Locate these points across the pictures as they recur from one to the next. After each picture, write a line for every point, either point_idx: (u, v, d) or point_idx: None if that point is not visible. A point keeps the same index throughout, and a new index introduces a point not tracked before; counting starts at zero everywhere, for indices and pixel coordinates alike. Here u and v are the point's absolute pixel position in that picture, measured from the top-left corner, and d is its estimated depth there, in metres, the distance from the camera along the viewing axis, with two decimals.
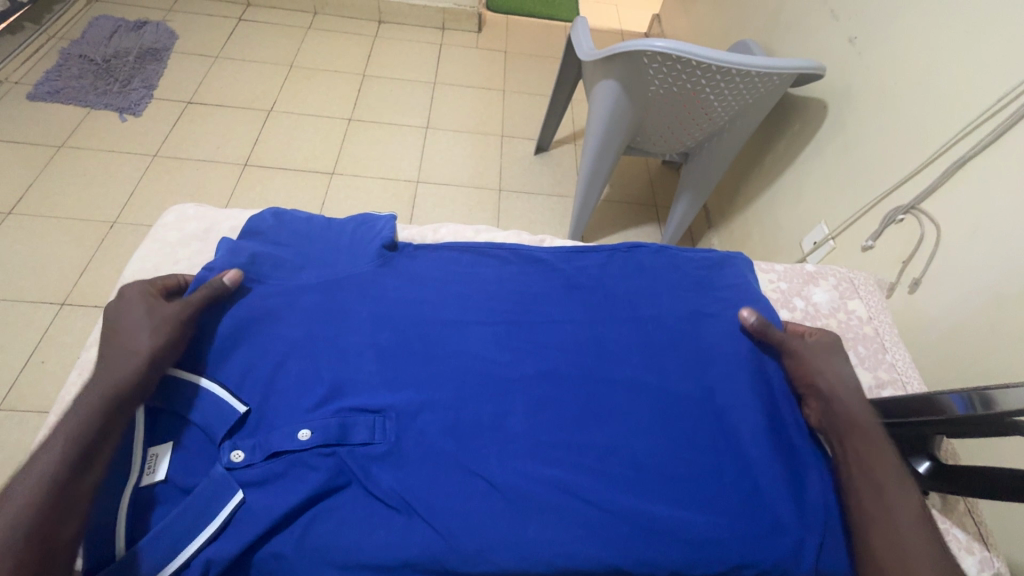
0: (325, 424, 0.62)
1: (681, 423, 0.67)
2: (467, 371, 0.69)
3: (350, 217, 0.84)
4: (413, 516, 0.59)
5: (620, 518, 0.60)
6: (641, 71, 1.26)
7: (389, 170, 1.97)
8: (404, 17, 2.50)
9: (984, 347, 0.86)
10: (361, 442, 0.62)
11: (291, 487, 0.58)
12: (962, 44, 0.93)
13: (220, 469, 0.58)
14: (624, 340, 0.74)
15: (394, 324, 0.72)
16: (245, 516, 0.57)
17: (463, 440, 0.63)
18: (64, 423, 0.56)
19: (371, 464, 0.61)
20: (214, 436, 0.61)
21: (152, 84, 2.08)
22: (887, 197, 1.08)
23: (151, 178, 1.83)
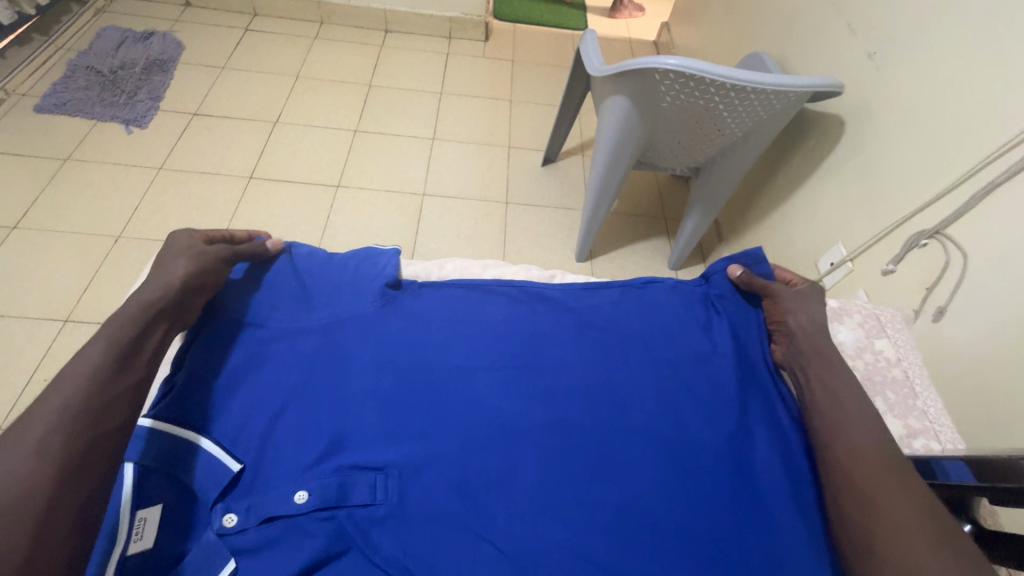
0: (324, 483, 0.60)
1: (695, 479, 0.65)
2: (474, 423, 0.66)
3: (351, 251, 0.81)
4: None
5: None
6: (652, 88, 1.22)
7: (395, 182, 1.95)
8: (411, 26, 2.48)
9: (1017, 384, 0.81)
10: (362, 503, 0.59)
11: (286, 555, 0.56)
12: (990, 64, 0.89)
13: (211, 534, 0.57)
14: (635, 388, 0.72)
15: (399, 370, 0.70)
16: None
17: (470, 499, 0.61)
18: (110, 325, 0.61)
19: (372, 527, 0.58)
20: (207, 497, 0.59)
21: (159, 95, 2.08)
22: (910, 220, 1.04)
23: (156, 191, 1.82)
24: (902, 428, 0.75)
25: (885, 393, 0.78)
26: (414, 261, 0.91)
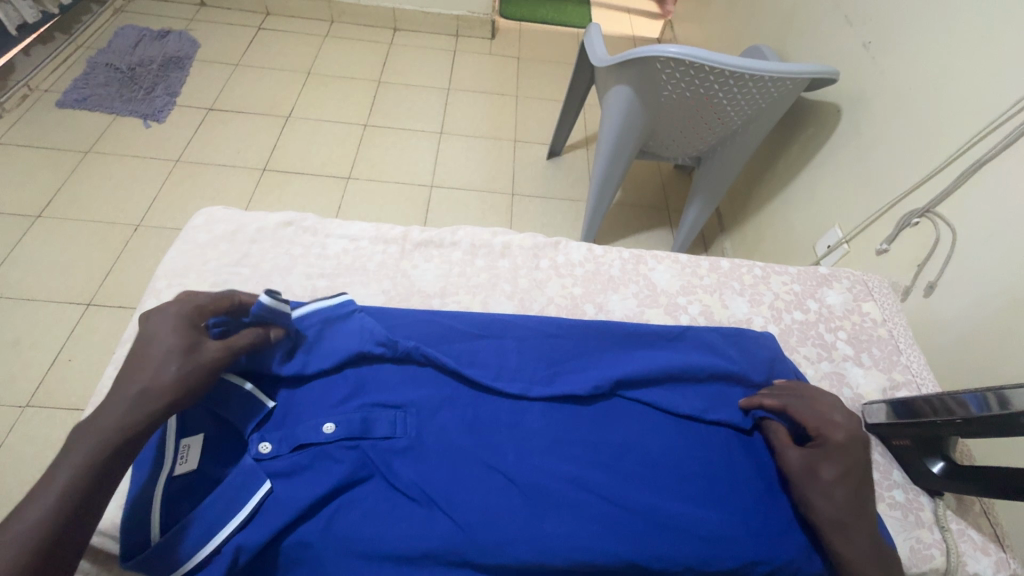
0: (351, 418, 0.64)
1: (697, 427, 0.69)
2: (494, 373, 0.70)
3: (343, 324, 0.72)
4: (431, 507, 0.60)
5: (640, 512, 0.60)
6: (654, 76, 1.27)
7: (404, 174, 2.01)
8: (419, 24, 2.54)
9: (1002, 350, 0.85)
10: (383, 436, 0.63)
11: (315, 480, 0.59)
12: (977, 47, 0.92)
13: (249, 460, 0.60)
14: (641, 347, 0.76)
15: (414, 329, 0.74)
16: (273, 505, 0.58)
17: (481, 435, 0.66)
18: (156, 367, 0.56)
19: (393, 458, 0.62)
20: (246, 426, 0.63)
21: (175, 91, 2.14)
22: (902, 200, 1.07)
23: (174, 182, 1.88)
24: (885, 381, 0.79)
25: (872, 349, 0.83)
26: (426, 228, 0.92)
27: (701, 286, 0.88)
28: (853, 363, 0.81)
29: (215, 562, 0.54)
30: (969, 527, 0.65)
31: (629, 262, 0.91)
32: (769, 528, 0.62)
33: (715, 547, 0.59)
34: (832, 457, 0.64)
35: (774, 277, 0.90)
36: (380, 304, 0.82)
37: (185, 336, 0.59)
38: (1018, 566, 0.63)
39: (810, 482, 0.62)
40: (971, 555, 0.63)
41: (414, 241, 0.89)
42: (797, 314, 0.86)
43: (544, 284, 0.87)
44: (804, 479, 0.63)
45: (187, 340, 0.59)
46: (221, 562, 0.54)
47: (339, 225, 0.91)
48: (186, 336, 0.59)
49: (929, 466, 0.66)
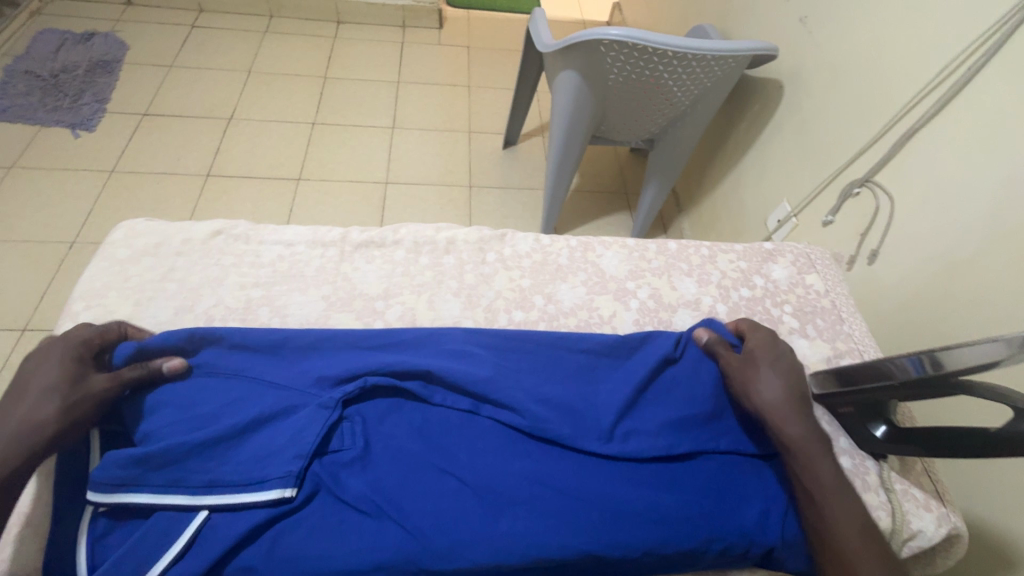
0: (299, 437, 0.60)
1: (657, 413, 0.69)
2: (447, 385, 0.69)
3: (279, 372, 0.68)
4: (382, 520, 0.58)
5: (594, 502, 0.61)
6: (599, 60, 1.26)
7: (357, 173, 1.95)
8: (363, 16, 2.47)
9: (942, 313, 0.89)
10: (332, 450, 0.62)
11: (254, 502, 0.57)
12: (904, 19, 0.95)
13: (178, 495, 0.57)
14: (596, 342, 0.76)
15: (358, 343, 0.72)
16: (208, 536, 0.56)
17: (432, 440, 0.65)
18: (33, 408, 0.58)
19: (340, 471, 0.61)
20: (136, 456, 0.57)
21: (105, 97, 2.02)
22: (844, 172, 1.10)
23: (110, 194, 1.78)
24: (829, 350, 0.81)
25: (816, 320, 0.84)
26: (367, 228, 0.88)
27: (649, 269, 0.88)
28: (798, 335, 0.82)
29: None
30: (912, 486, 0.67)
31: (576, 250, 0.90)
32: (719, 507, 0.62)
33: (667, 533, 0.59)
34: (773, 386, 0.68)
35: (720, 256, 0.91)
36: (322, 310, 0.79)
37: (58, 379, 0.61)
38: (958, 519, 0.65)
39: (775, 421, 0.66)
40: (915, 513, 0.65)
41: (356, 244, 0.86)
42: (744, 291, 0.87)
43: (492, 278, 0.86)
44: (773, 421, 0.66)
45: (63, 380, 0.61)
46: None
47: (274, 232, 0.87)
48: (62, 378, 0.61)
49: (872, 430, 0.68)
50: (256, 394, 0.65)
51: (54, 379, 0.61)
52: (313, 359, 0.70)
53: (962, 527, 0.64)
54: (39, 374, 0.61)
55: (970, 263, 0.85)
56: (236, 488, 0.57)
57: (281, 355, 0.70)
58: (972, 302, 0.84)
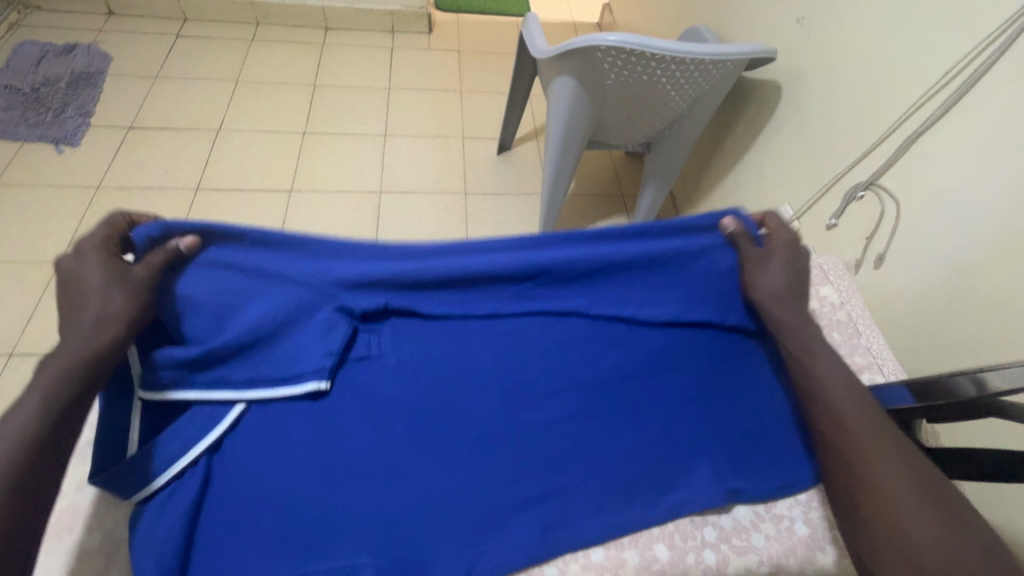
0: (326, 338, 0.69)
1: (617, 301, 0.78)
2: (440, 294, 0.75)
3: (300, 277, 0.71)
4: (395, 418, 0.68)
5: (580, 398, 0.72)
6: (596, 65, 1.24)
7: (350, 182, 1.92)
8: (352, 22, 2.44)
9: (953, 318, 0.88)
10: (360, 355, 0.72)
11: (295, 395, 0.67)
12: (905, 20, 0.94)
13: (212, 387, 0.65)
14: (608, 252, 0.76)
15: (375, 253, 0.73)
16: (252, 419, 0.66)
17: (473, 399, 0.71)
18: (94, 301, 0.58)
19: (374, 385, 0.70)
20: (184, 359, 0.64)
21: (89, 110, 1.97)
22: (847, 174, 1.09)
23: (97, 211, 1.74)
24: (849, 366, 0.78)
25: (832, 334, 0.81)
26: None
27: None
28: None
29: (188, 479, 0.61)
30: None
31: None
32: (698, 405, 0.72)
33: (641, 429, 0.69)
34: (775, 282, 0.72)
35: None
36: None
37: (101, 269, 0.60)
38: None
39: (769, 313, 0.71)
40: None
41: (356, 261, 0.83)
42: None
43: None
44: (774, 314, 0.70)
45: (105, 270, 0.60)
46: (193, 480, 0.61)
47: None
48: (102, 268, 0.60)
49: None
50: (277, 290, 0.70)
51: (98, 271, 0.60)
52: (331, 266, 0.71)
53: None
54: (76, 271, 0.60)
55: (980, 268, 0.84)
56: (278, 382, 0.67)
57: (294, 258, 0.71)
58: (983, 308, 0.83)
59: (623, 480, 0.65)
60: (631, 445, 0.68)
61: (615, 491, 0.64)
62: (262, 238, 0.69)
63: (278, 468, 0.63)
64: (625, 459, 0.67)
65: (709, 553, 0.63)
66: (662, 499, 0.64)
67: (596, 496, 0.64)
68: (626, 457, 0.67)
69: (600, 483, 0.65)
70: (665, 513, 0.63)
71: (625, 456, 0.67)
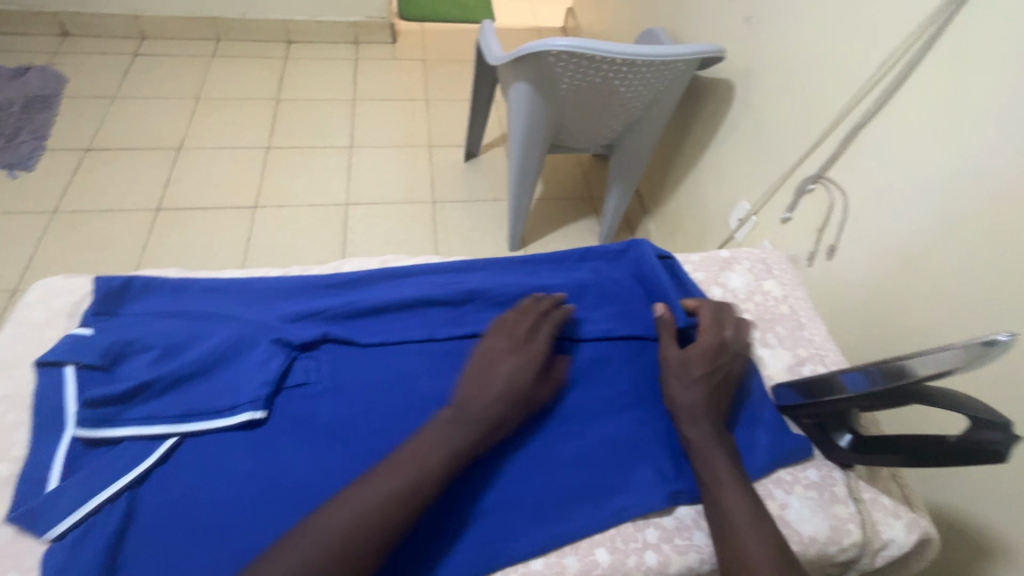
0: (261, 367, 0.59)
1: (573, 310, 0.76)
2: (381, 322, 0.68)
3: (243, 306, 0.67)
4: (330, 441, 0.58)
5: (532, 419, 0.66)
6: (549, 70, 1.25)
7: (316, 196, 1.90)
8: (315, 35, 2.42)
9: (902, 305, 0.90)
10: (297, 383, 0.62)
11: (227, 427, 0.57)
12: (844, 16, 0.96)
13: (138, 423, 0.55)
14: (547, 272, 0.79)
15: (318, 283, 0.71)
16: (177, 462, 0.55)
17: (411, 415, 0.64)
18: (481, 401, 0.59)
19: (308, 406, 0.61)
20: (107, 396, 0.55)
21: (44, 134, 1.93)
22: (798, 168, 1.11)
23: (54, 236, 1.70)
24: (791, 358, 0.78)
25: (776, 328, 0.81)
26: (307, 266, 0.82)
27: None
28: (760, 345, 0.79)
29: (105, 517, 0.51)
30: (882, 494, 0.64)
31: None
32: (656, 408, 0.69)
33: (597, 433, 0.66)
34: (693, 364, 0.67)
35: None
36: None
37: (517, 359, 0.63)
38: (929, 524, 0.63)
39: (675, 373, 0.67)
40: (886, 522, 0.62)
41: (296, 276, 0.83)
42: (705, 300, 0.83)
43: None
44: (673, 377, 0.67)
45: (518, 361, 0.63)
46: (113, 515, 0.51)
47: (205, 276, 0.78)
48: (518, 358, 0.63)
49: (838, 440, 0.66)
50: (212, 324, 0.62)
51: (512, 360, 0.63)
52: (274, 296, 0.69)
53: (933, 532, 0.63)
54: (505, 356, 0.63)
55: (925, 255, 0.86)
56: (210, 417, 0.57)
57: (239, 293, 0.68)
58: (930, 294, 0.85)
59: (575, 491, 0.61)
60: (591, 455, 0.64)
61: (569, 501, 0.61)
62: (209, 283, 0.69)
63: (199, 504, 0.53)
64: (579, 466, 0.63)
65: (651, 554, 0.59)
66: (607, 502, 0.61)
67: (548, 501, 0.60)
68: (581, 465, 0.63)
69: (553, 494, 0.61)
70: (608, 515, 0.60)
71: (579, 466, 0.63)
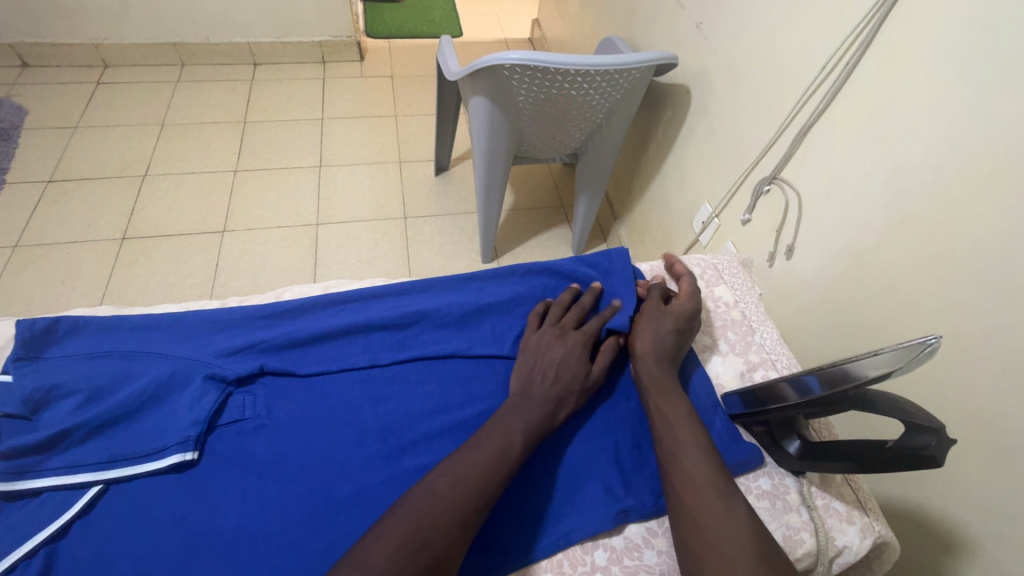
0: (193, 407, 0.62)
1: (513, 329, 0.77)
2: (325, 349, 0.72)
3: (177, 343, 0.68)
4: (265, 478, 0.60)
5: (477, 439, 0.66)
6: (505, 83, 1.25)
7: (285, 217, 1.88)
8: (281, 56, 2.41)
9: (858, 302, 0.90)
10: (232, 420, 0.64)
11: (159, 469, 0.59)
12: (787, 20, 0.97)
13: (62, 471, 0.56)
14: (490, 291, 0.81)
15: (256, 315, 0.73)
16: (105, 508, 0.56)
17: (350, 444, 0.64)
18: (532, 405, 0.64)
19: (245, 440, 0.63)
20: (26, 445, 0.56)
21: (3, 167, 1.89)
22: (753, 170, 1.12)
23: (14, 271, 1.65)
24: (742, 364, 0.79)
25: (727, 335, 0.82)
26: (248, 295, 0.84)
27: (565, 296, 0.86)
28: (711, 353, 0.79)
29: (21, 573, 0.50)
30: (833, 500, 0.64)
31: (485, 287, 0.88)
32: (598, 424, 0.70)
33: (545, 456, 0.66)
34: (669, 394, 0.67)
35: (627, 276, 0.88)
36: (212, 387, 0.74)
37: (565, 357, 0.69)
38: (881, 528, 0.63)
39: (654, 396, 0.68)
40: (838, 529, 0.62)
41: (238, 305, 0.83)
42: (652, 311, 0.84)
43: None
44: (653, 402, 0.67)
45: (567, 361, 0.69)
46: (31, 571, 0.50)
47: (144, 311, 0.79)
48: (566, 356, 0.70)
49: (786, 446, 0.66)
50: (142, 363, 0.64)
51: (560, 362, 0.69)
52: (210, 332, 0.71)
53: (886, 536, 0.63)
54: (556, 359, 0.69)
55: (876, 251, 0.86)
56: (138, 461, 0.58)
57: (175, 330, 0.70)
58: (883, 291, 0.85)
59: (524, 517, 0.61)
60: (538, 477, 0.64)
61: (517, 530, 0.60)
62: (140, 320, 0.69)
63: (125, 554, 0.53)
64: (524, 492, 0.63)
65: None
66: (555, 526, 0.61)
67: (494, 531, 0.60)
68: (527, 489, 0.63)
69: (505, 522, 0.60)
70: (555, 540, 0.60)
71: (527, 491, 0.63)
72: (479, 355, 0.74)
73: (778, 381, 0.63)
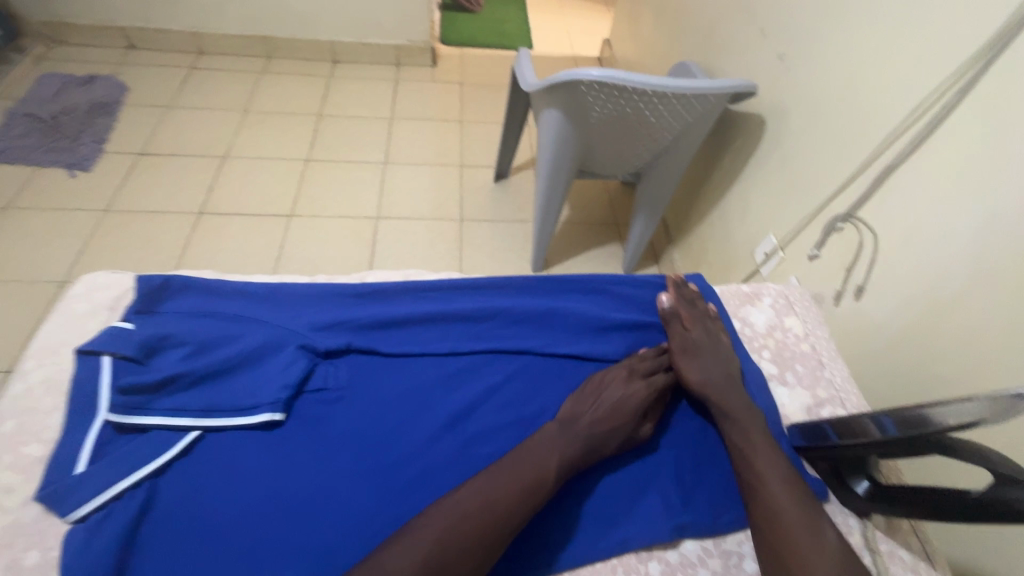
0: (284, 371, 0.66)
1: (581, 337, 0.79)
2: (405, 332, 0.75)
3: (271, 311, 0.73)
4: (342, 447, 0.64)
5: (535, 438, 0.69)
6: (580, 99, 1.27)
7: (348, 208, 1.96)
8: (359, 55, 2.53)
9: (931, 352, 0.87)
10: (316, 388, 0.68)
11: (249, 424, 0.63)
12: (880, 55, 0.95)
13: (166, 414, 0.62)
14: (562, 296, 0.83)
15: (345, 294, 0.78)
16: (201, 452, 0.62)
17: (421, 426, 0.67)
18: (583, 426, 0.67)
19: (325, 409, 0.67)
20: (139, 385, 0.62)
21: (103, 138, 2.05)
22: (827, 206, 1.09)
23: (102, 234, 1.79)
24: (809, 398, 0.78)
25: (795, 366, 0.81)
26: (332, 274, 0.89)
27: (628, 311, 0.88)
28: (778, 383, 0.79)
29: (127, 502, 0.57)
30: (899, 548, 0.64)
31: None
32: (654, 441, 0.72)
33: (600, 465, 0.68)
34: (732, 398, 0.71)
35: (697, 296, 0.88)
36: None
37: (623, 397, 0.70)
38: None
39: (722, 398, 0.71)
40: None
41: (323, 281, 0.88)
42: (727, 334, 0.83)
43: None
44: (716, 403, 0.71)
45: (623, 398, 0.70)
46: (131, 505, 0.56)
47: (240, 278, 0.85)
48: (624, 397, 0.70)
49: (854, 486, 0.66)
50: (242, 326, 0.70)
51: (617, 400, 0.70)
52: (303, 304, 0.76)
53: None
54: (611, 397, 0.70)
55: (955, 303, 0.83)
56: (232, 413, 0.63)
57: (272, 299, 0.75)
58: (961, 344, 0.83)
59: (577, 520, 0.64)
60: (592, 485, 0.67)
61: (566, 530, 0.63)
62: (241, 287, 0.75)
63: (213, 500, 0.59)
64: (579, 496, 0.66)
65: None
66: (610, 532, 0.63)
67: (546, 529, 0.63)
68: (582, 494, 0.66)
69: (557, 524, 0.63)
70: (609, 546, 0.62)
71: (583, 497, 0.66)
72: (547, 357, 0.76)
73: (854, 418, 0.63)
